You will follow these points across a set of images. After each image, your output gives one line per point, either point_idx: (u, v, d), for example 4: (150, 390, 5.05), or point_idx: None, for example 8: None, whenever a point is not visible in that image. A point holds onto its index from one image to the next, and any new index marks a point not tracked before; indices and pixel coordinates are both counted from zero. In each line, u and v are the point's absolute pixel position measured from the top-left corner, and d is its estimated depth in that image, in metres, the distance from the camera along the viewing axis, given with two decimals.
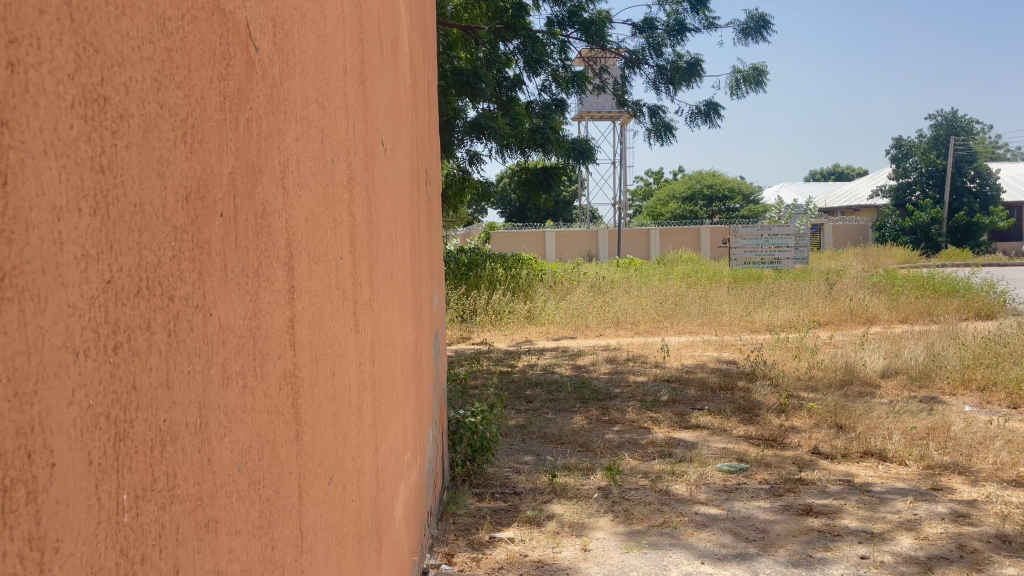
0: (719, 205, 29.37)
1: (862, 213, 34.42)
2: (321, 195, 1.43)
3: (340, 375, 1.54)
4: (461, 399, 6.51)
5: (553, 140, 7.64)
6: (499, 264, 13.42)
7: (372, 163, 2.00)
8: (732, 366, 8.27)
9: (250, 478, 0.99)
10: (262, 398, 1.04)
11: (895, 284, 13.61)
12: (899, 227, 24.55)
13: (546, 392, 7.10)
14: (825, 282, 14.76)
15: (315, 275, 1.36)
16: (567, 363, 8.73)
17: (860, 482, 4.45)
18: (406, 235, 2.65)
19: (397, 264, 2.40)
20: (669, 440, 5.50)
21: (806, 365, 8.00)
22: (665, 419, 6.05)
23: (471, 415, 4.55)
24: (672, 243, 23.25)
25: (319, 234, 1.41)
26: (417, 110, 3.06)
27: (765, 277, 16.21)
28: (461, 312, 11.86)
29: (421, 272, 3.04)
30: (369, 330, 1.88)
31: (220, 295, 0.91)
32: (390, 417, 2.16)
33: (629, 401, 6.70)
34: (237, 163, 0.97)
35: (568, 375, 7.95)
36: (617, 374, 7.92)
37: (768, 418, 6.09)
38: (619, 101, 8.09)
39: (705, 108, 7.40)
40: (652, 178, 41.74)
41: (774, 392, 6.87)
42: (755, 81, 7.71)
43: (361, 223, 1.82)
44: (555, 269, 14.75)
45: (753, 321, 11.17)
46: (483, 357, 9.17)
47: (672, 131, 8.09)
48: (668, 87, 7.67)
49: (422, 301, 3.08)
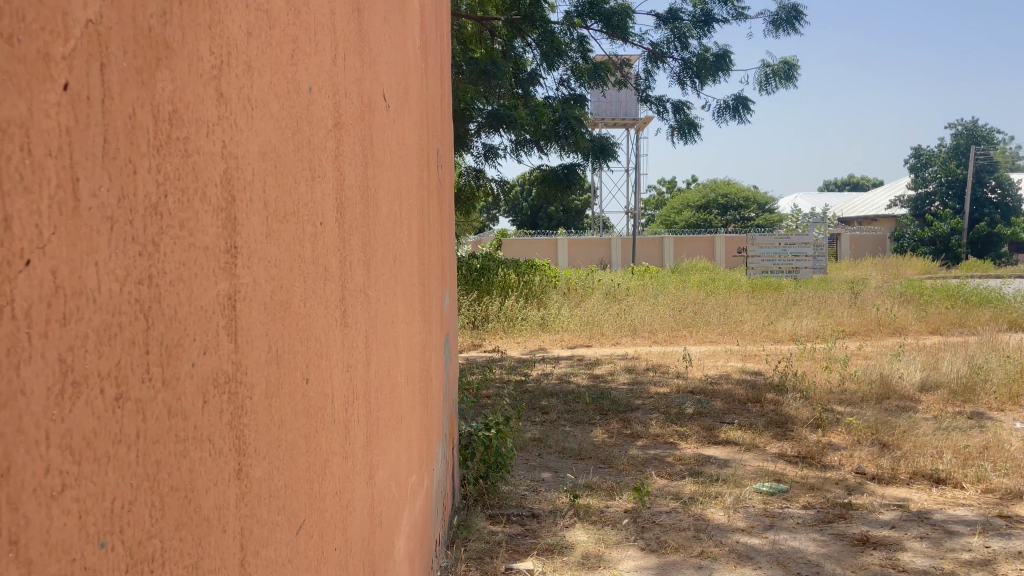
0: (734, 214, 28.91)
1: (879, 224, 33.84)
2: (291, 133, 1.02)
3: (319, 382, 1.13)
4: (472, 410, 6.09)
5: (577, 133, 7.24)
6: (511, 269, 13.02)
7: (371, 117, 1.59)
8: (759, 378, 7.82)
9: (135, 557, 0.58)
10: (166, 420, 0.63)
11: (923, 294, 13.13)
12: (919, 237, 24.05)
13: (562, 403, 6.67)
14: (849, 292, 14.28)
15: (278, 238, 0.94)
16: (584, 372, 8.30)
17: (917, 509, 4.03)
18: (413, 218, 2.23)
19: (403, 250, 2.00)
20: (698, 457, 5.07)
21: (839, 376, 7.55)
22: (693, 434, 5.61)
23: (485, 427, 4.13)
24: (687, 251, 22.80)
25: (287, 182, 1.00)
26: (427, 78, 2.65)
27: (784, 287, 15.74)
28: (472, 318, 11.46)
29: (429, 264, 2.63)
30: (363, 325, 1.46)
31: (61, 230, 0.50)
32: (390, 434, 1.74)
33: (652, 414, 6.28)
34: (110, 14, 0.56)
35: (586, 385, 7.52)
36: (637, 384, 7.50)
37: (804, 433, 5.65)
38: (642, 97, 7.67)
39: (734, 102, 6.98)
40: (665, 186, 41.19)
41: (807, 406, 6.42)
42: (786, 75, 7.28)
43: (353, 186, 1.41)
44: (569, 276, 14.32)
45: (776, 331, 10.73)
46: (495, 365, 8.76)
47: (697, 129, 7.67)
48: (694, 81, 7.26)
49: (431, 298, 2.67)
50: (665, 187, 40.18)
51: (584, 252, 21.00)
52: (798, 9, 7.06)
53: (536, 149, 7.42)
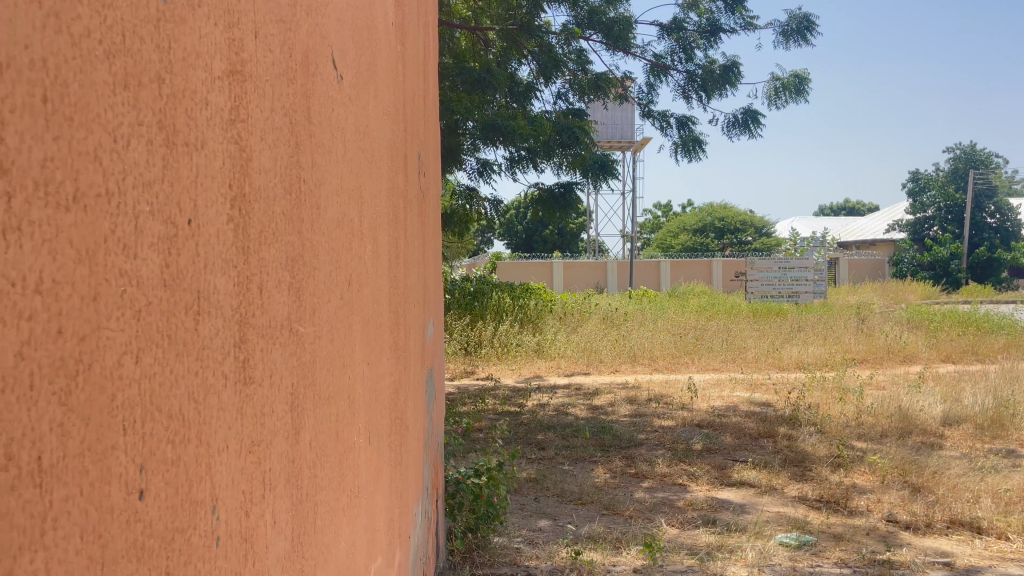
0: (731, 238, 28.59)
1: (878, 249, 33.55)
2: (106, 53, 0.56)
3: (172, 500, 0.65)
4: (463, 446, 5.61)
5: (582, 140, 6.92)
6: (506, 293, 12.58)
7: (310, 83, 1.13)
8: (768, 409, 7.36)
9: None
10: None
11: (931, 321, 12.72)
12: (918, 262, 23.75)
13: (559, 438, 6.21)
14: (855, 317, 13.85)
15: (53, 242, 0.48)
16: (583, 402, 7.83)
17: (964, 567, 3.57)
18: (381, 231, 1.76)
19: (363, 271, 1.53)
20: (711, 502, 4.59)
21: (854, 408, 7.09)
22: (704, 474, 5.14)
23: (475, 473, 3.65)
24: (685, 275, 22.41)
25: (92, 137, 0.54)
26: (406, 67, 2.21)
27: (787, 312, 15.32)
28: (465, 343, 10.99)
29: (405, 287, 2.16)
30: (289, 379, 1.00)
31: None
32: (338, 520, 1.27)
33: (657, 450, 5.81)
34: None
35: (585, 417, 7.04)
36: (640, 416, 7.03)
37: (824, 472, 5.18)
38: (644, 112, 7.27)
39: (743, 117, 6.62)
40: (661, 210, 40.92)
41: (825, 442, 5.95)
42: (796, 89, 6.91)
43: (274, 175, 0.95)
44: (565, 300, 13.86)
45: (782, 359, 10.29)
46: (488, 395, 8.30)
47: (702, 145, 7.29)
48: (699, 94, 6.89)
49: (408, 330, 2.21)
50: (661, 211, 39.87)
51: (580, 276, 20.58)
52: (809, 21, 6.70)
53: (533, 165, 7.02)
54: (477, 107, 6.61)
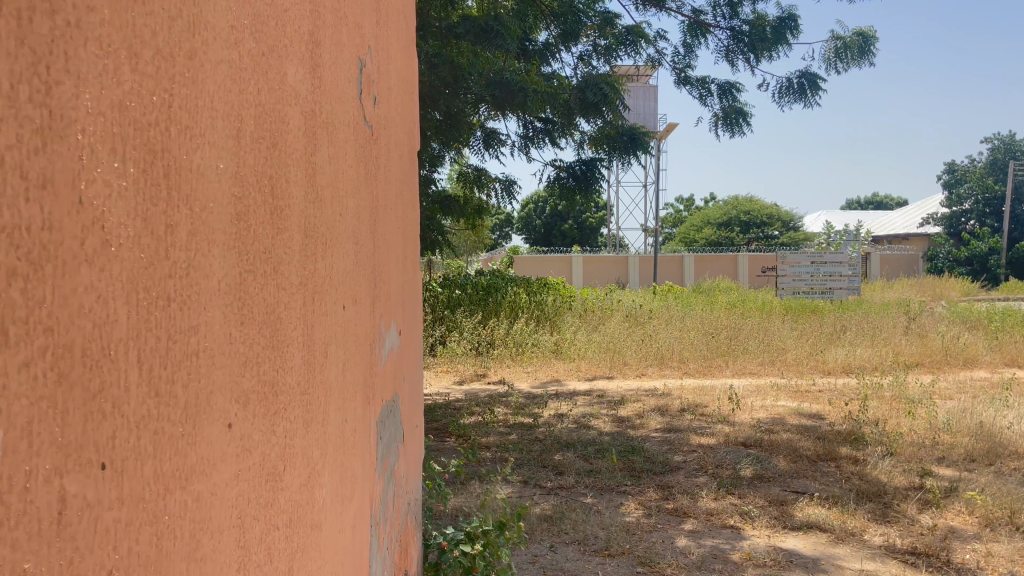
0: (757, 232, 27.46)
1: (911, 243, 32.22)
2: None
3: None
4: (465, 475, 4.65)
5: (611, 97, 5.69)
6: (522, 288, 11.61)
7: None
8: (821, 424, 6.34)
9: None
10: None
11: (989, 321, 11.59)
12: (954, 258, 22.53)
13: (581, 460, 5.24)
14: (901, 316, 12.74)
15: None
16: (606, 413, 6.85)
17: None
18: (198, 151, 0.79)
19: (66, 224, 0.56)
20: (775, 554, 3.59)
21: (925, 424, 6.07)
22: (760, 513, 4.13)
23: (465, 539, 2.58)
24: (710, 270, 21.30)
25: None
26: None
27: (824, 310, 14.24)
28: (475, 343, 10.06)
29: (309, 281, 1.18)
30: None
31: None
32: None
33: (697, 478, 4.84)
34: None
35: (609, 432, 6.05)
36: (673, 432, 6.05)
37: (911, 511, 4.16)
38: (679, 79, 6.25)
39: (799, 81, 5.50)
40: (683, 205, 39.79)
41: (901, 469, 4.94)
42: (861, 50, 5.87)
43: None
44: (586, 295, 12.85)
45: (826, 362, 9.26)
46: (498, 403, 7.35)
47: (747, 119, 6.27)
48: (746, 56, 5.89)
49: (317, 358, 1.22)
50: (683, 205, 38.68)
51: (600, 271, 19.57)
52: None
53: (549, 138, 6.01)
54: (491, 64, 5.35)
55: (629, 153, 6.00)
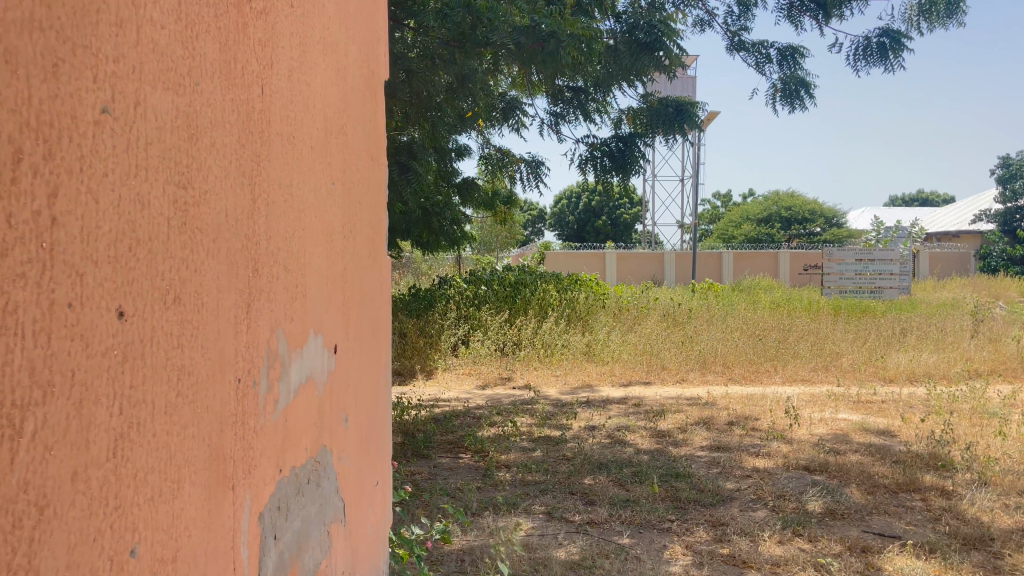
0: (799, 228, 26.33)
1: (960, 241, 30.76)
2: None
3: None
4: (483, 516, 3.90)
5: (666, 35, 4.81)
6: (552, 286, 10.83)
7: None
8: (895, 444, 5.46)
9: None
10: None
11: None
12: (1010, 255, 21.25)
13: (615, 486, 4.46)
14: (964, 318, 11.69)
15: None
16: (644, 426, 6.04)
17: None
18: None
19: None
20: None
21: (1018, 447, 5.18)
22: (841, 563, 3.32)
23: None
24: (750, 267, 20.30)
25: None
26: None
27: (876, 310, 13.24)
28: (501, 344, 9.32)
29: None
30: None
31: None
32: None
33: (755, 513, 4.04)
34: None
35: (648, 450, 5.27)
36: (723, 451, 5.24)
37: None
38: (731, 44, 5.41)
39: (879, 40, 4.66)
40: (721, 201, 38.62)
41: (1004, 505, 4.09)
42: (950, 8, 5.00)
43: None
44: (621, 292, 12.04)
45: (887, 368, 8.35)
46: (523, 412, 6.58)
47: (810, 90, 5.41)
48: (814, 15, 5.04)
49: None
50: (721, 200, 37.53)
51: (635, 267, 18.72)
52: None
53: (579, 108, 5.25)
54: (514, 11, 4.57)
55: (673, 127, 5.16)
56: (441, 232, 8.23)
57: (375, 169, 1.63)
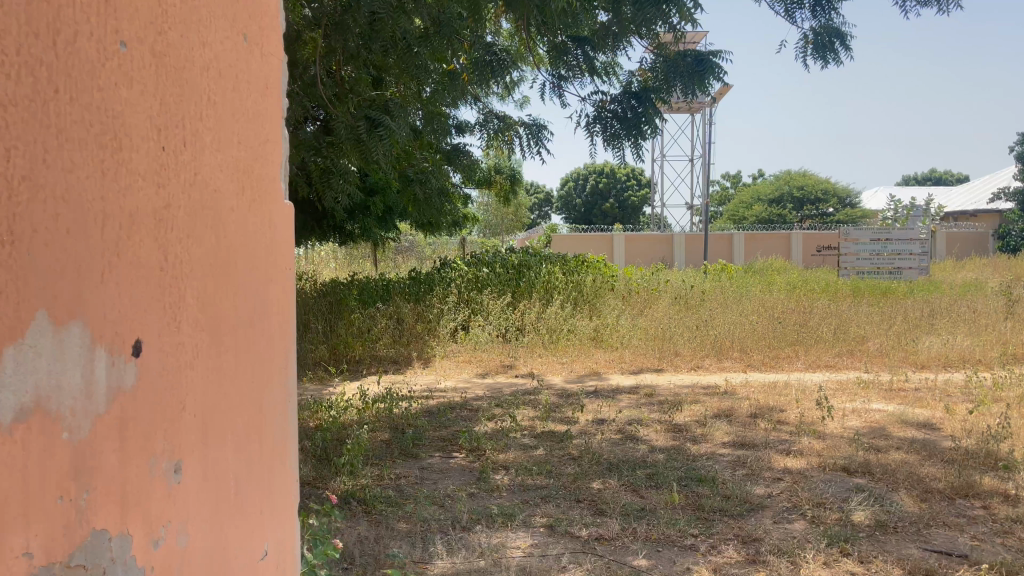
0: (812, 208, 25.57)
1: (978, 219, 29.95)
2: None
3: None
4: (474, 531, 3.34)
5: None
6: (558, 269, 10.24)
7: None
8: (940, 439, 4.86)
9: None
10: None
11: None
12: None
13: (628, 491, 3.89)
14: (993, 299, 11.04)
15: None
16: (657, 420, 5.46)
17: None
18: None
19: None
20: None
21: None
22: None
23: None
24: (764, 249, 19.62)
25: None
26: None
27: (899, 291, 12.59)
28: (503, 330, 8.75)
29: None
30: None
31: None
32: None
33: (792, 525, 3.46)
34: None
35: (664, 448, 4.69)
36: (748, 449, 4.67)
37: None
38: None
39: None
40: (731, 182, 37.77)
41: None
42: None
43: None
44: (631, 274, 11.45)
45: (919, 353, 7.74)
46: (525, 404, 6.02)
47: (846, 43, 4.78)
48: None
49: None
50: (731, 182, 36.68)
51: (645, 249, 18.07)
52: None
53: (584, 71, 4.58)
54: None
55: (693, 81, 4.55)
56: (433, 207, 7.66)
57: (223, 47, 1.18)
